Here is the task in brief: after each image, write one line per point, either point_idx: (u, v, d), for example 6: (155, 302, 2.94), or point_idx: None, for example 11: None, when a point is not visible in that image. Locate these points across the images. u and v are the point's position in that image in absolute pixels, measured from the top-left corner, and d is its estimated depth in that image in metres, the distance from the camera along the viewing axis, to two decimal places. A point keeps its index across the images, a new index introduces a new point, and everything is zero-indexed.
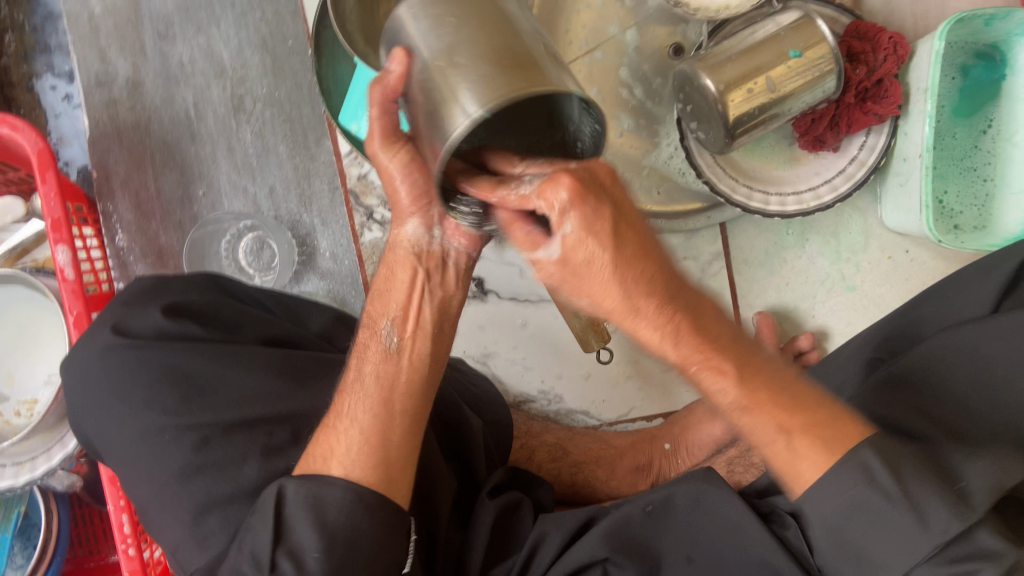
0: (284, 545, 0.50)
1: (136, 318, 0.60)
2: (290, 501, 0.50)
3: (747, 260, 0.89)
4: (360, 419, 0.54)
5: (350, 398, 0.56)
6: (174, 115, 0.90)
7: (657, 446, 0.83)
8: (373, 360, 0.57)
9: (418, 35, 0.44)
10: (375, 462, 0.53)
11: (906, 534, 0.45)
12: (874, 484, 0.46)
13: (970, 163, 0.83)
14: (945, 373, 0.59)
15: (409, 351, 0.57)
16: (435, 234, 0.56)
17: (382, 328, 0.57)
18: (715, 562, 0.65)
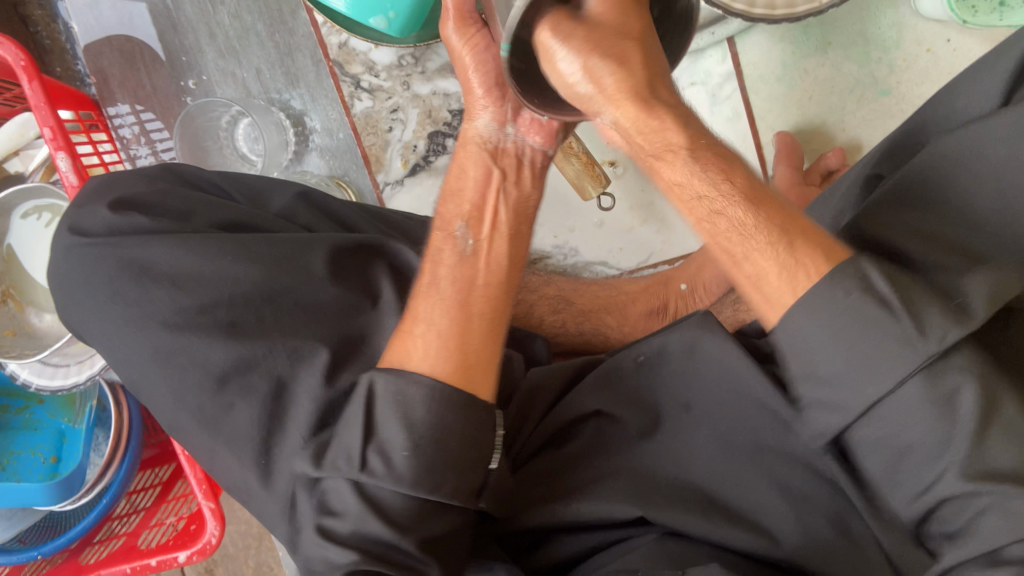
0: (373, 442, 0.51)
1: (87, 216, 0.62)
2: (380, 398, 0.51)
3: (763, 77, 0.81)
4: (433, 330, 0.54)
5: (423, 304, 0.55)
6: (153, 8, 0.88)
7: (673, 288, 0.80)
8: (448, 261, 0.57)
9: None
10: (455, 362, 0.53)
11: (885, 352, 0.41)
12: (869, 294, 0.41)
13: None
14: (950, 179, 0.51)
15: (487, 253, 0.58)
16: (508, 131, 0.61)
17: (458, 229, 0.58)
18: (715, 406, 0.60)
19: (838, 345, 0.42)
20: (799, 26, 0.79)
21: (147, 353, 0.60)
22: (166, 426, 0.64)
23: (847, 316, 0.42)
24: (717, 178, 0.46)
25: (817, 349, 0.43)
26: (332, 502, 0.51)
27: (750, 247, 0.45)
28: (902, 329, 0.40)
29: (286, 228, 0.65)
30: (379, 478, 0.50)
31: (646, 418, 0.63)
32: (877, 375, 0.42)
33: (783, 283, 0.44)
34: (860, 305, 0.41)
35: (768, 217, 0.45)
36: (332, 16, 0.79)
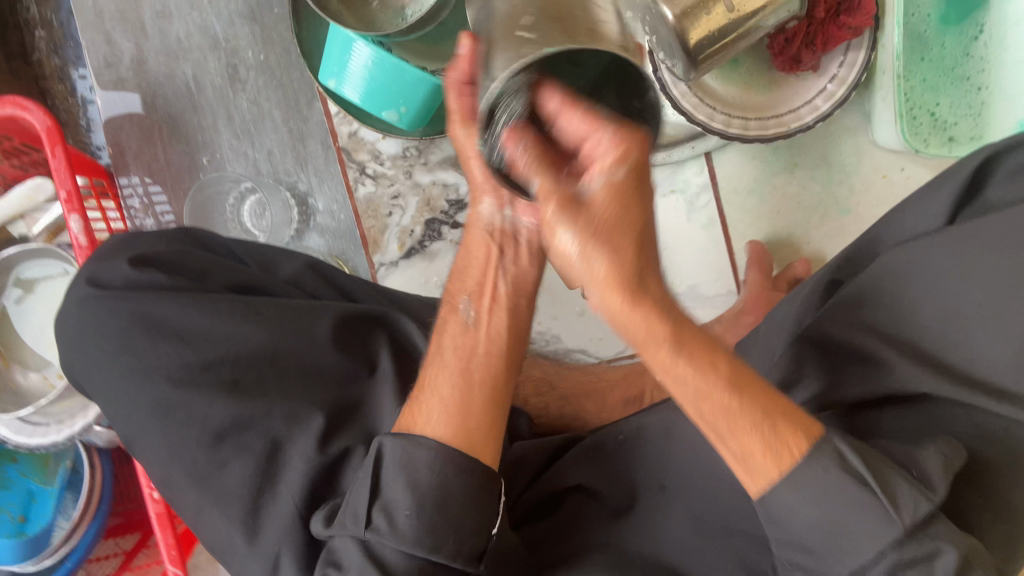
0: (379, 502, 0.55)
1: (105, 269, 0.65)
2: (387, 459, 0.56)
3: (737, 188, 0.88)
4: (440, 393, 0.58)
5: (430, 373, 0.60)
6: (176, 89, 0.95)
7: (649, 377, 0.85)
8: (453, 331, 0.61)
9: (480, 22, 0.55)
10: (455, 425, 0.57)
11: (872, 525, 0.44)
12: (845, 469, 0.44)
13: (961, 72, 0.81)
14: (900, 294, 0.58)
15: (487, 324, 0.61)
16: (506, 213, 0.64)
17: (461, 304, 0.63)
18: (687, 484, 0.65)
19: (800, 509, 0.45)
20: (771, 148, 0.87)
21: (148, 406, 0.62)
22: (157, 480, 0.65)
23: (817, 493, 0.45)
24: (709, 357, 0.45)
25: (793, 510, 0.46)
26: (337, 555, 0.56)
27: (735, 433, 0.44)
28: (882, 508, 0.44)
29: (294, 295, 0.69)
30: (383, 535, 0.53)
31: (624, 494, 0.66)
32: (849, 540, 0.45)
33: (767, 462, 0.45)
34: (825, 465, 0.44)
35: (743, 401, 0.44)
36: (345, 107, 0.86)
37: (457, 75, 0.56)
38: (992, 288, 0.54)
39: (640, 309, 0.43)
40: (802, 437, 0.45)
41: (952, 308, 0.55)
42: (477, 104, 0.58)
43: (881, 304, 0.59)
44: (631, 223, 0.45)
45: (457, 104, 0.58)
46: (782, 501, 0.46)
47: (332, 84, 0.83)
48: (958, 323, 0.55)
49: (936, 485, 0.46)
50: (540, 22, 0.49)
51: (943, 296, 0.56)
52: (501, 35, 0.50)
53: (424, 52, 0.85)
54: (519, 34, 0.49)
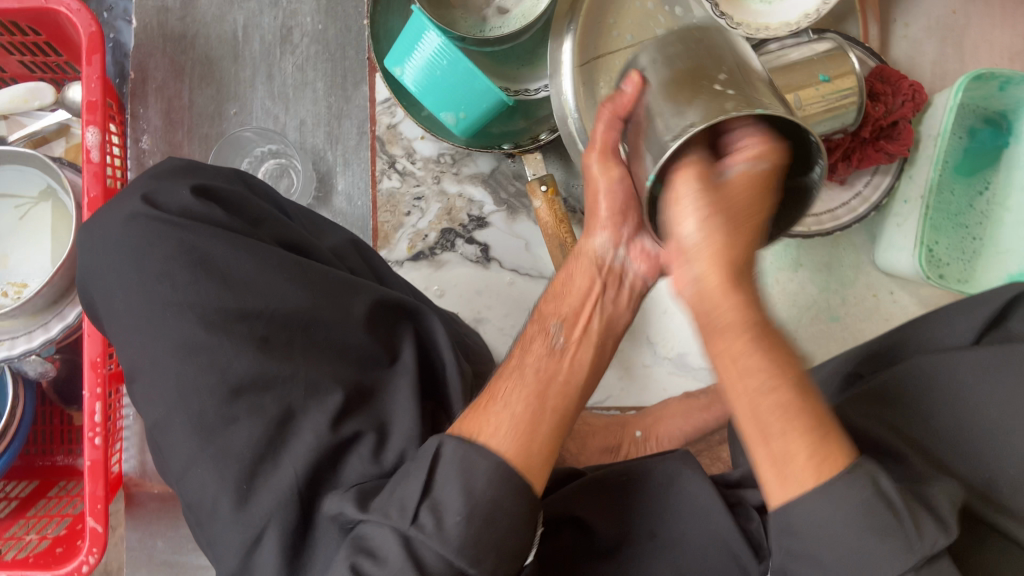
0: (428, 499, 0.50)
1: (163, 190, 0.62)
2: (446, 459, 0.51)
3: (742, 274, 0.93)
4: (510, 406, 0.55)
5: (504, 386, 0.56)
6: (221, 34, 0.92)
7: (629, 432, 0.87)
8: (537, 353, 0.59)
9: (653, 66, 0.56)
10: (523, 444, 0.53)
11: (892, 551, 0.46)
12: (883, 496, 0.46)
13: (963, 219, 0.89)
14: (922, 398, 0.63)
15: (574, 355, 0.60)
16: (619, 250, 0.65)
17: (551, 326, 0.61)
18: (677, 539, 0.66)
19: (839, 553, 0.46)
20: (781, 244, 0.93)
21: (171, 342, 0.58)
22: (151, 419, 0.60)
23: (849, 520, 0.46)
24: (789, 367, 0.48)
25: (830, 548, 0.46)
26: (370, 545, 0.49)
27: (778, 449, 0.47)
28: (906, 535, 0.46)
29: (337, 267, 0.67)
30: (428, 534, 0.48)
31: (616, 536, 0.67)
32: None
33: (807, 471, 0.46)
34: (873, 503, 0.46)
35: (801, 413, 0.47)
36: (400, 97, 0.86)
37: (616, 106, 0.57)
38: (1011, 409, 0.59)
39: (732, 296, 0.49)
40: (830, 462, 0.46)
41: (966, 419, 0.60)
42: (620, 140, 0.59)
43: (902, 404, 0.63)
44: (730, 257, 0.50)
45: (604, 134, 0.59)
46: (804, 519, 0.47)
47: (397, 71, 0.83)
48: (974, 439, 0.59)
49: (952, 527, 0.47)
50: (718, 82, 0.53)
51: (963, 409, 0.61)
52: (681, 87, 0.53)
53: (491, 68, 0.87)
54: (712, 87, 0.52)
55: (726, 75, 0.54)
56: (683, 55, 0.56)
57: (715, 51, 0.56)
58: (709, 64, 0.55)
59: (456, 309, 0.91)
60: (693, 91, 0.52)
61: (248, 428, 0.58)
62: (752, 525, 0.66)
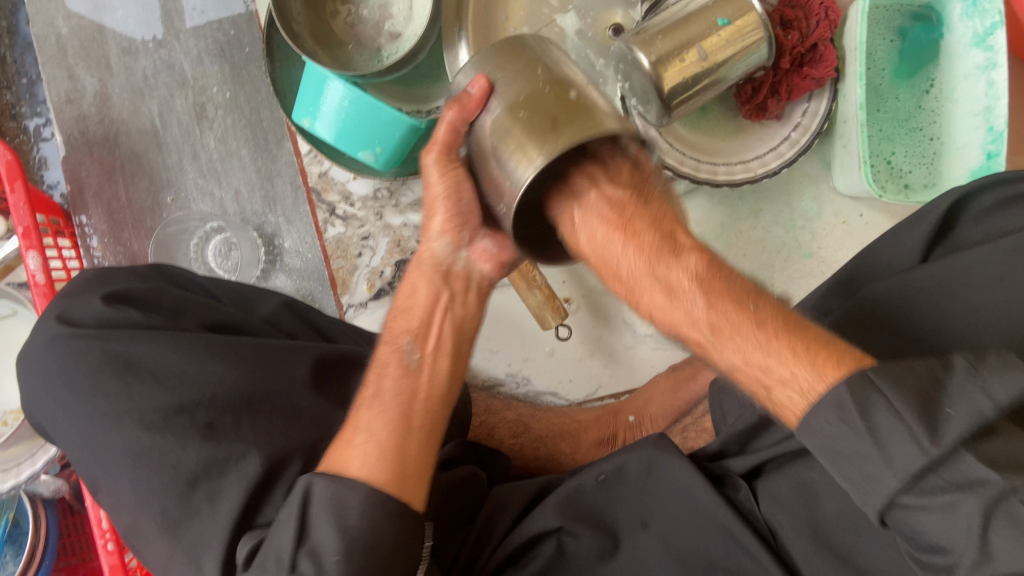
0: (306, 546, 0.49)
1: (78, 308, 0.64)
2: (315, 500, 0.50)
3: (704, 233, 0.90)
4: (374, 430, 0.54)
5: (365, 415, 0.55)
6: (141, 126, 0.93)
7: (622, 418, 0.84)
8: (393, 374, 0.57)
9: (488, 71, 0.56)
10: (391, 467, 0.52)
11: (870, 463, 0.41)
12: (848, 419, 0.42)
13: (915, 123, 0.84)
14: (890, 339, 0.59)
15: (431, 368, 0.59)
16: (461, 253, 0.63)
17: (404, 343, 0.59)
18: (669, 527, 0.65)
19: (832, 451, 0.43)
20: (736, 193, 0.90)
21: (119, 453, 0.59)
22: (123, 530, 0.61)
23: (833, 437, 0.42)
24: (744, 297, 0.48)
25: (840, 460, 0.42)
26: None
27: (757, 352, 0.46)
28: (876, 449, 0.41)
29: (271, 334, 0.69)
30: None
31: (607, 539, 0.66)
32: (859, 474, 0.42)
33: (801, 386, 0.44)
34: (847, 415, 0.42)
35: (790, 330, 0.46)
36: (318, 145, 0.86)
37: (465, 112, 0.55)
38: (967, 322, 0.57)
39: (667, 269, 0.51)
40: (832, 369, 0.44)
41: (923, 332, 0.58)
42: (458, 139, 0.58)
43: (864, 339, 0.60)
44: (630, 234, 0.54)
45: (441, 141, 0.58)
46: (823, 439, 0.43)
47: (306, 122, 0.82)
48: (941, 362, 0.57)
49: (960, 426, 0.39)
50: (545, 117, 0.51)
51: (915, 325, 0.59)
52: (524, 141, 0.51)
53: (399, 94, 0.87)
54: (527, 126, 0.51)
55: (528, 105, 0.52)
56: (521, 73, 0.54)
57: (524, 70, 0.54)
58: (534, 77, 0.53)
59: None
60: (529, 136, 0.51)
61: (208, 519, 0.57)
62: (740, 495, 0.65)
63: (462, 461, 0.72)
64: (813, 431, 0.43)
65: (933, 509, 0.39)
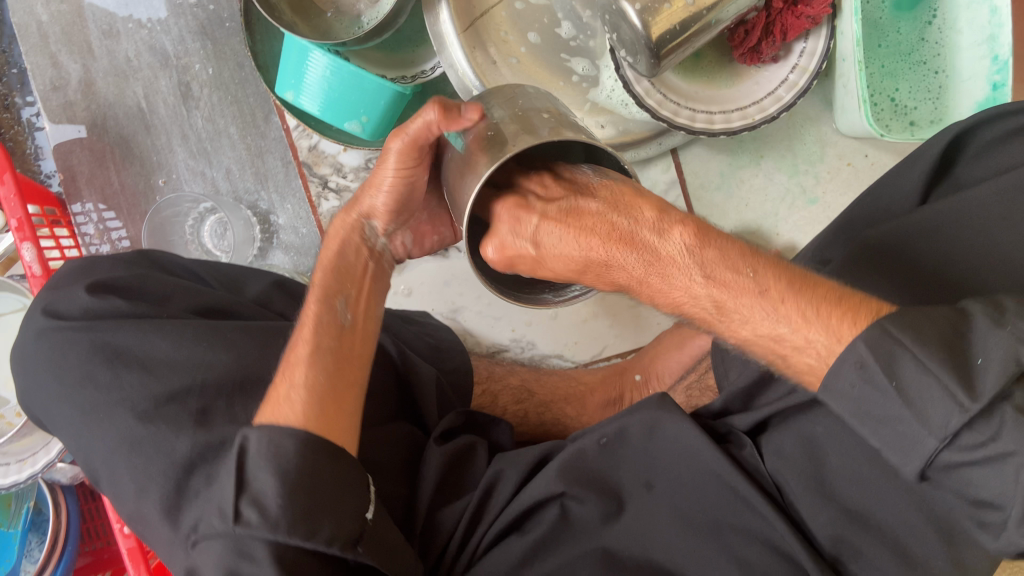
0: (246, 493, 0.51)
1: (63, 299, 0.64)
2: (253, 450, 0.52)
3: (704, 185, 0.88)
4: (308, 379, 0.57)
5: (303, 368, 0.58)
6: (127, 110, 0.92)
7: (628, 378, 0.83)
8: (329, 330, 0.61)
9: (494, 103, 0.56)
10: (325, 412, 0.56)
11: (907, 428, 0.43)
12: (869, 376, 0.44)
13: (918, 57, 0.80)
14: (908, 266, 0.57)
15: (361, 330, 0.63)
16: (382, 236, 0.67)
17: (339, 304, 0.62)
18: (675, 488, 0.64)
19: (870, 425, 0.45)
20: (735, 141, 0.87)
21: (114, 442, 0.59)
22: (127, 517, 0.62)
23: (867, 399, 0.44)
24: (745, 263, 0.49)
25: (873, 425, 0.45)
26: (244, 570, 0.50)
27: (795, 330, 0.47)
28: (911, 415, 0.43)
29: (262, 316, 0.69)
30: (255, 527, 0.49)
31: (610, 503, 0.65)
32: (899, 439, 0.44)
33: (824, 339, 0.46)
34: (869, 374, 0.44)
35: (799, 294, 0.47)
36: (305, 119, 0.84)
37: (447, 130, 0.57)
38: (992, 248, 0.54)
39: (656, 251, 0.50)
40: (849, 327, 0.45)
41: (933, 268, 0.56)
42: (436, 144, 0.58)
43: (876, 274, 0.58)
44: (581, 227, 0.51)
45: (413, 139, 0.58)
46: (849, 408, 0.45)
47: (290, 96, 0.81)
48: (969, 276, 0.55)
49: (981, 389, 0.41)
50: (507, 137, 0.52)
51: (915, 259, 0.57)
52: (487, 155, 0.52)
53: (383, 60, 0.85)
54: (507, 134, 0.52)
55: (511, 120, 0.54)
56: (513, 100, 0.56)
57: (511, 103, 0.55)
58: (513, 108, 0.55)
59: (430, 307, 0.91)
60: (493, 146, 0.52)
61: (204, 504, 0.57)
62: (745, 452, 0.64)
63: (461, 432, 0.72)
64: (842, 396, 0.45)
65: (980, 463, 0.41)
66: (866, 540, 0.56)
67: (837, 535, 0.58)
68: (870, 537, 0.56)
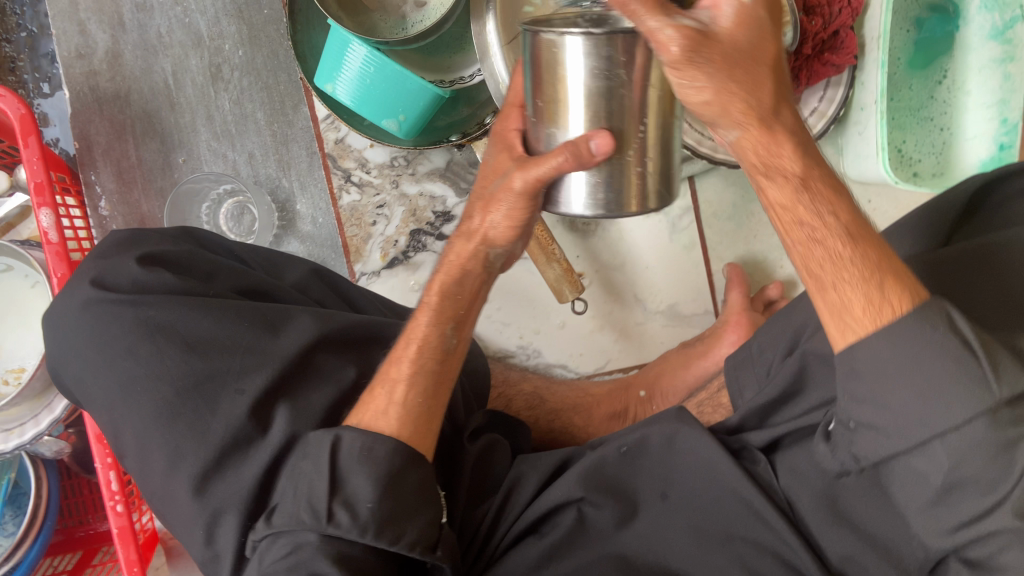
0: (339, 496, 0.54)
1: (110, 270, 0.64)
2: (344, 451, 0.56)
3: (718, 214, 0.91)
4: (408, 399, 0.60)
5: (407, 390, 0.60)
6: (153, 85, 0.91)
7: (632, 393, 0.86)
8: (434, 356, 0.62)
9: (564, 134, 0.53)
10: (418, 427, 0.60)
11: (946, 397, 0.45)
12: (953, 333, 0.45)
13: (926, 113, 0.86)
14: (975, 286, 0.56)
15: (461, 348, 0.64)
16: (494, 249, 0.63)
17: (448, 329, 0.63)
18: (690, 499, 0.67)
19: (903, 381, 0.46)
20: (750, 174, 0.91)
21: (149, 413, 0.59)
22: (150, 493, 0.62)
23: (916, 359, 0.46)
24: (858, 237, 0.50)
25: (886, 380, 0.47)
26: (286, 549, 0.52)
27: (846, 276, 0.49)
28: (979, 373, 0.44)
29: (302, 302, 0.70)
30: (345, 529, 0.53)
31: (628, 509, 0.68)
32: (925, 414, 0.45)
33: (861, 317, 0.48)
34: (944, 350, 0.45)
35: (862, 251, 0.49)
36: (338, 111, 0.85)
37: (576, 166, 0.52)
38: None
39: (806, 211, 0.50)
40: (888, 284, 0.48)
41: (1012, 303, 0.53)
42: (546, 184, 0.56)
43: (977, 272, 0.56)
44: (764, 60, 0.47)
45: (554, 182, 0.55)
46: (873, 354, 0.47)
47: (329, 88, 0.81)
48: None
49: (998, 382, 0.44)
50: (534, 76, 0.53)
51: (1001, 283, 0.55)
52: (669, 101, 0.52)
53: (421, 64, 0.88)
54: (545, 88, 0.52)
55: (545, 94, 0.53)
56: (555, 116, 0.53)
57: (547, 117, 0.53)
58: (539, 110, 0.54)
59: None
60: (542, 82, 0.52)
61: (235, 482, 0.59)
62: (761, 468, 0.67)
63: (485, 433, 0.74)
64: (888, 352, 0.47)
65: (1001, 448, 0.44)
66: (875, 561, 0.59)
67: (847, 556, 0.61)
68: (877, 557, 0.59)
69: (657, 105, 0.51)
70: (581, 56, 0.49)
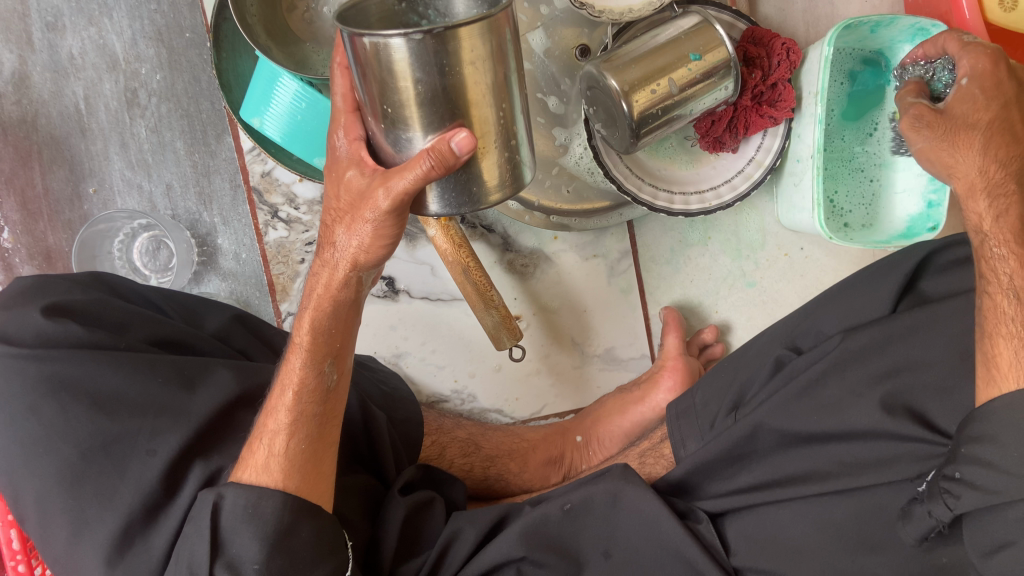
0: (220, 559, 0.53)
1: (10, 321, 0.58)
2: (226, 512, 0.54)
3: (654, 258, 0.91)
4: (290, 449, 0.57)
5: (288, 438, 0.58)
6: (63, 110, 0.85)
7: (569, 439, 0.85)
8: (314, 396, 0.60)
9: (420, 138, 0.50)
10: (307, 477, 0.58)
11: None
12: None
13: (857, 165, 0.88)
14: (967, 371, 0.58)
15: (343, 385, 0.62)
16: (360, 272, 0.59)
17: (325, 365, 0.60)
18: (632, 558, 0.66)
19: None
20: (687, 219, 0.91)
21: (50, 480, 0.54)
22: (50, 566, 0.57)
23: None
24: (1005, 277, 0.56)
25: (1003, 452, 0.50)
26: None
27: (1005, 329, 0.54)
28: None
29: (225, 354, 0.67)
30: None
31: (570, 566, 0.66)
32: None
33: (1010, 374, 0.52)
34: None
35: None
36: (265, 145, 0.81)
37: (432, 176, 0.50)
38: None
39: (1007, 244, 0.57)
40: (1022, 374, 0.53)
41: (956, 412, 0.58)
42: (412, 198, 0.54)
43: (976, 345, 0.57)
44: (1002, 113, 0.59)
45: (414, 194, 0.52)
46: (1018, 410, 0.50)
47: (256, 122, 0.77)
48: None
49: None
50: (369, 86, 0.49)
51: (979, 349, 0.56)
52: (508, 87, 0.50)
53: None
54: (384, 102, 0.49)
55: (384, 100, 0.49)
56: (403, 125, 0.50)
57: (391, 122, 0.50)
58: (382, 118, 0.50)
59: (372, 350, 0.88)
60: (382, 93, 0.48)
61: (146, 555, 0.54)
62: (702, 527, 0.66)
63: (418, 486, 0.72)
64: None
65: None
66: None
67: None
68: None
69: (491, 94, 0.49)
70: (408, 56, 0.45)
